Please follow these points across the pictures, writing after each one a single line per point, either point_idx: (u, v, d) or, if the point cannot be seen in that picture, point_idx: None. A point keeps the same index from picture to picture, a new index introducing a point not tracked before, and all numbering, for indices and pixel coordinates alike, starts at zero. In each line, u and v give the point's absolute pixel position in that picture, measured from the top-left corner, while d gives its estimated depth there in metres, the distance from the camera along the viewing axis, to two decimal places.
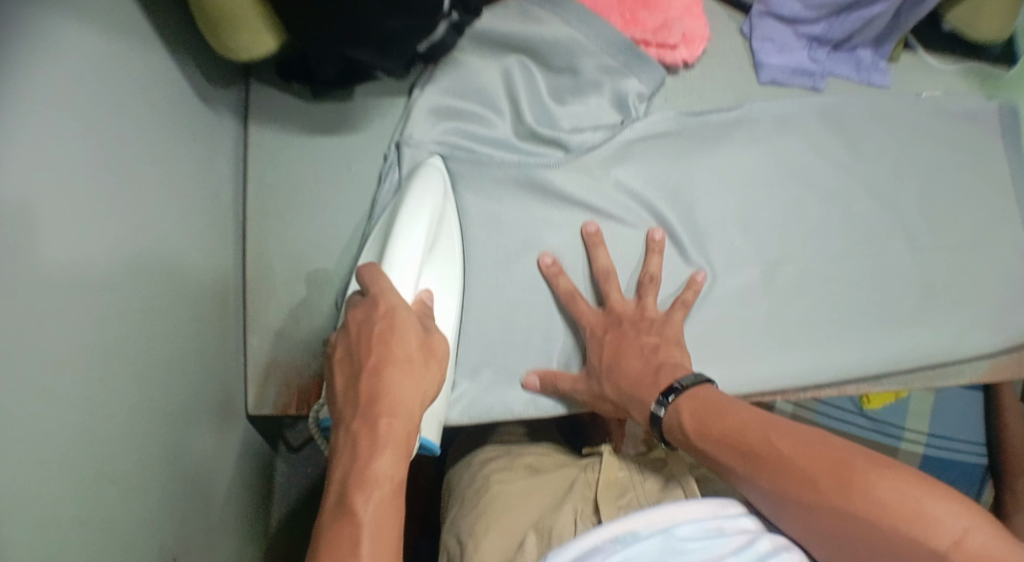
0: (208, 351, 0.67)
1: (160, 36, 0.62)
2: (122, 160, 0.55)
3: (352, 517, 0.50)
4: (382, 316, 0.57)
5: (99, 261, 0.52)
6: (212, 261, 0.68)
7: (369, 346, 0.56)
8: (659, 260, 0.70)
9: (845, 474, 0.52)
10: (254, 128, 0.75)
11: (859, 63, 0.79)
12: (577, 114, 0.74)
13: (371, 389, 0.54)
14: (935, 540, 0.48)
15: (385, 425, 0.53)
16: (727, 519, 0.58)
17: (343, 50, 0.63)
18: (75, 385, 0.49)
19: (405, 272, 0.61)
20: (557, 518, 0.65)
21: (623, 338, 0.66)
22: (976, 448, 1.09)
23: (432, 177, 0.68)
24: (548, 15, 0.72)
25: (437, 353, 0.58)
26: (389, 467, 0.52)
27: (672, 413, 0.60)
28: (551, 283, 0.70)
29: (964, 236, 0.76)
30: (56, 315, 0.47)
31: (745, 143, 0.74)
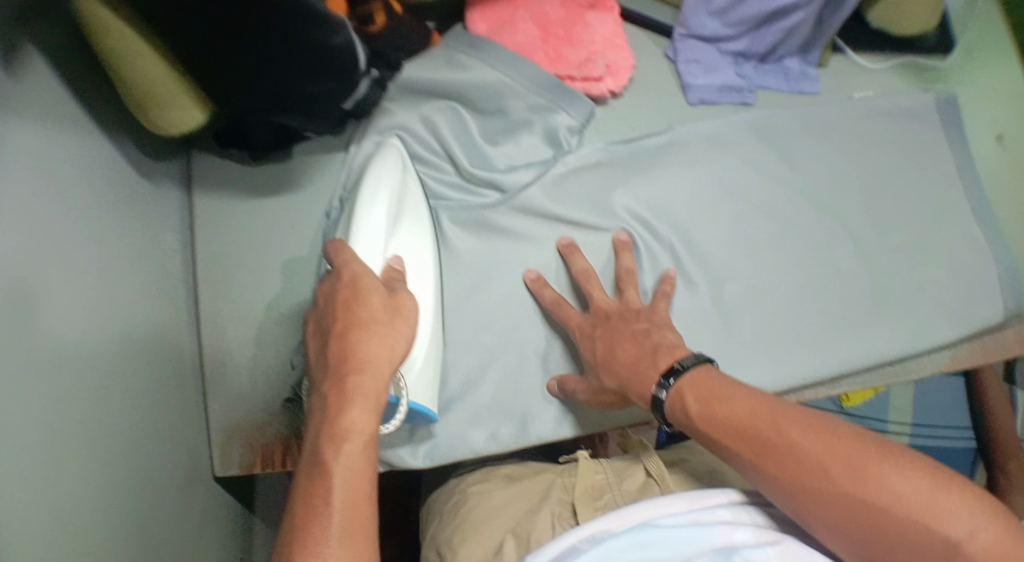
0: (174, 415, 0.69)
1: (107, 114, 0.64)
2: (80, 247, 0.58)
3: (325, 468, 0.53)
4: (347, 285, 0.59)
5: (75, 336, 0.56)
6: (169, 329, 0.70)
7: (336, 314, 0.59)
8: (630, 257, 0.73)
9: (855, 461, 0.52)
10: (199, 196, 0.76)
11: (787, 73, 0.83)
12: (512, 153, 0.78)
13: (339, 352, 0.57)
14: (946, 530, 0.49)
15: (350, 381, 0.55)
16: (704, 512, 0.58)
17: (272, 116, 0.66)
18: (57, 458, 0.52)
19: (369, 244, 0.65)
20: (535, 523, 0.66)
21: (614, 329, 0.67)
22: (961, 435, 1.09)
23: (393, 158, 0.72)
24: (473, 61, 0.77)
25: (403, 312, 0.59)
26: (359, 420, 0.54)
27: (677, 398, 0.60)
28: (537, 296, 0.73)
29: (905, 232, 0.80)
30: (37, 399, 0.50)
31: (679, 165, 0.78)
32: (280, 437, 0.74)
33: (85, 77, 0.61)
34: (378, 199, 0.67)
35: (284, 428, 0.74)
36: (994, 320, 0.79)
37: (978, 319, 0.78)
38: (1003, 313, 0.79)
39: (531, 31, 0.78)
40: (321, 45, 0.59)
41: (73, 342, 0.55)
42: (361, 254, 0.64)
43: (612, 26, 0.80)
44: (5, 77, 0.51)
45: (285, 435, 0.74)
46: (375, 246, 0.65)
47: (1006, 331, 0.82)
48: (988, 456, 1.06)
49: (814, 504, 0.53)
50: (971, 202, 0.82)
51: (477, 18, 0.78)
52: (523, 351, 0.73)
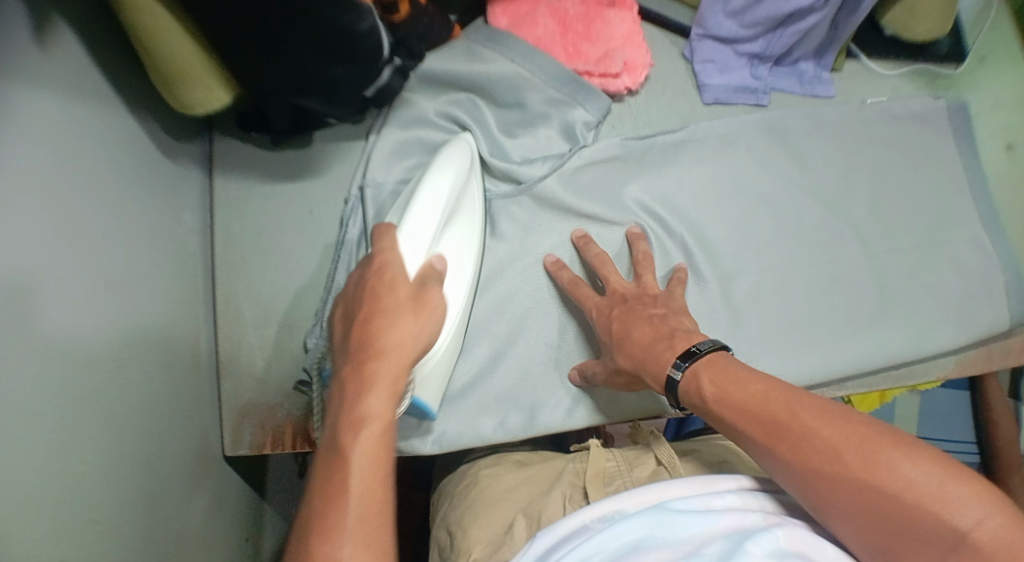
0: (187, 391, 0.70)
1: (131, 94, 0.65)
2: (101, 221, 0.59)
3: (343, 448, 0.53)
4: (373, 272, 0.61)
5: (92, 305, 0.57)
6: (185, 307, 0.71)
7: (362, 299, 0.60)
8: (645, 244, 0.75)
9: (869, 446, 0.52)
10: (219, 178, 0.78)
11: (801, 76, 0.85)
12: (527, 145, 0.80)
13: (363, 335, 0.58)
14: (954, 517, 0.49)
15: (372, 366, 0.56)
16: (714, 496, 0.58)
17: (292, 99, 0.67)
18: (68, 423, 0.53)
19: (418, 235, 0.64)
20: (546, 504, 0.66)
21: (632, 310, 0.69)
22: (965, 445, 1.10)
23: (459, 153, 0.72)
24: (493, 54, 0.78)
25: (430, 304, 0.61)
26: (378, 404, 0.54)
27: (691, 379, 0.61)
28: (555, 277, 0.74)
29: (913, 236, 0.80)
30: (52, 364, 0.52)
31: (691, 162, 0.79)
32: (290, 417, 0.75)
33: (113, 54, 0.62)
34: (443, 178, 0.68)
35: (295, 409, 0.75)
36: (999, 325, 0.79)
37: (983, 324, 0.79)
38: (1008, 319, 0.80)
39: (550, 26, 0.80)
40: (347, 28, 0.61)
41: (90, 312, 0.57)
42: (405, 244, 0.64)
43: (630, 24, 0.81)
44: (37, 50, 0.52)
45: (295, 416, 0.75)
46: (423, 241, 0.65)
47: (1011, 337, 0.82)
48: (991, 467, 1.07)
49: (824, 488, 0.54)
50: (979, 208, 0.83)
51: (497, 11, 0.80)
52: (534, 341, 0.75)
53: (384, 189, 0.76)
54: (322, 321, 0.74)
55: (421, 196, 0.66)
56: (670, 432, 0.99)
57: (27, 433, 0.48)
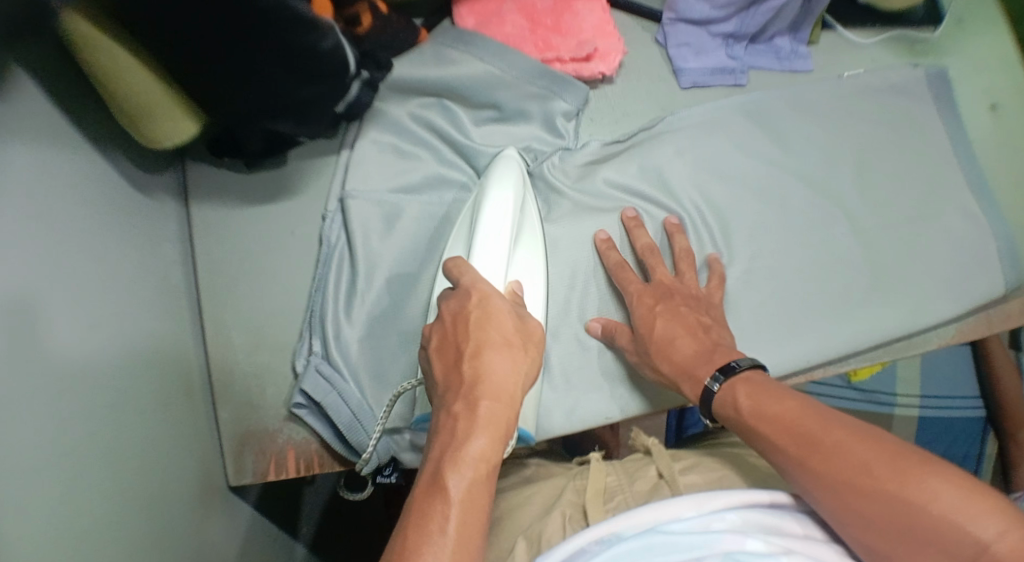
0: (183, 426, 0.68)
1: (94, 129, 0.63)
2: (78, 266, 0.58)
3: (445, 491, 0.50)
4: (474, 303, 0.59)
5: (80, 351, 0.55)
6: (173, 341, 0.70)
7: (467, 332, 0.58)
8: (645, 233, 0.75)
9: (900, 462, 0.53)
10: (197, 206, 0.76)
11: (778, 53, 0.84)
12: (504, 137, 0.78)
13: (472, 371, 0.55)
14: (978, 530, 0.49)
15: (484, 407, 0.54)
16: (714, 517, 0.57)
17: (264, 123, 0.66)
18: (66, 474, 0.51)
19: (492, 264, 0.66)
20: (546, 524, 0.65)
21: (675, 311, 0.70)
22: (971, 406, 1.09)
23: (511, 172, 0.73)
24: (463, 56, 0.76)
25: (533, 339, 0.59)
26: (484, 450, 0.52)
27: (728, 391, 0.63)
28: (603, 257, 0.75)
29: (902, 206, 0.80)
30: (44, 417, 0.50)
31: (671, 152, 0.79)
32: (290, 442, 0.73)
33: (73, 90, 0.60)
34: (506, 188, 0.71)
35: (298, 432, 0.73)
36: (995, 292, 0.79)
37: (980, 291, 0.79)
38: (1004, 285, 0.79)
39: (519, 22, 0.78)
40: (312, 50, 0.59)
41: (79, 358, 0.55)
42: (486, 273, 0.65)
43: (600, 13, 0.79)
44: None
45: (296, 442, 0.73)
46: (498, 270, 0.66)
47: (1010, 301, 0.82)
48: (998, 425, 1.07)
49: (852, 500, 0.53)
50: (965, 174, 0.82)
51: (464, 12, 0.78)
52: None
53: (366, 199, 0.74)
54: (310, 336, 0.73)
55: (490, 203, 0.69)
56: (674, 418, 1.05)
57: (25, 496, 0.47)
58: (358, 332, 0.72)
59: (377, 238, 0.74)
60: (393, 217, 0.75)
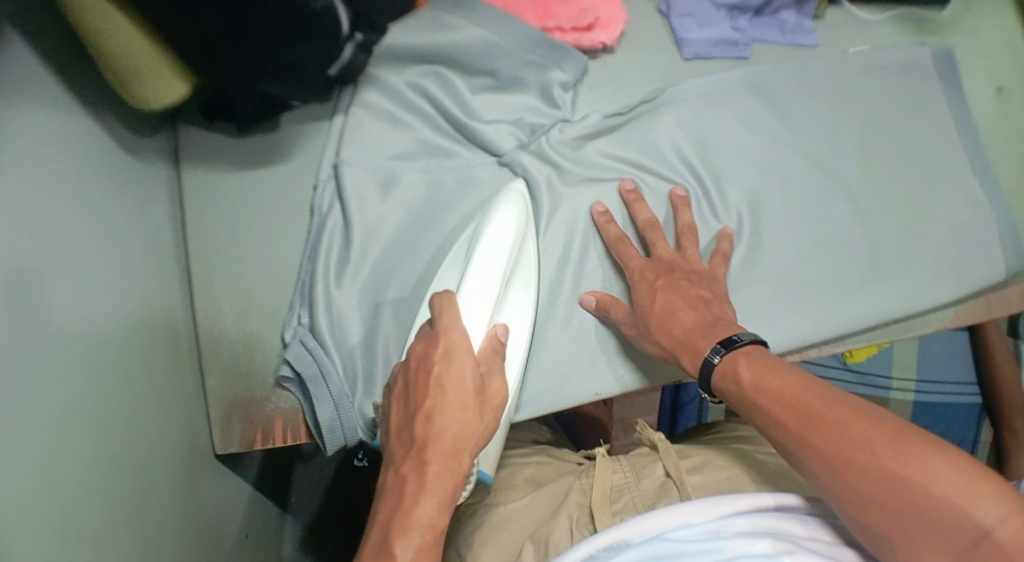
0: (169, 392, 0.67)
1: (81, 84, 0.61)
2: (66, 227, 0.57)
3: (390, 555, 0.53)
4: (438, 357, 0.59)
5: (67, 307, 0.54)
6: (159, 305, 0.68)
7: (422, 391, 0.59)
8: (645, 207, 0.74)
9: (901, 442, 0.53)
10: (187, 170, 0.74)
11: (783, 26, 0.83)
12: (499, 105, 0.77)
13: (425, 435, 0.57)
14: (977, 513, 0.50)
15: (432, 471, 0.56)
16: (723, 522, 0.58)
17: (255, 84, 0.65)
18: (50, 431, 0.50)
19: (475, 308, 0.65)
20: (553, 528, 0.67)
21: (676, 285, 0.69)
22: (967, 392, 1.09)
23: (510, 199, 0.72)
24: (460, 22, 0.75)
25: (491, 401, 0.59)
26: (429, 515, 0.55)
27: (729, 363, 0.62)
28: (601, 231, 0.74)
29: (905, 186, 0.79)
30: (27, 382, 0.49)
31: (672, 123, 0.78)
32: (280, 409, 0.72)
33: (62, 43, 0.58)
34: (505, 215, 0.70)
35: (286, 401, 0.72)
36: (996, 276, 0.78)
37: (979, 275, 0.78)
38: (1005, 270, 0.78)
39: None
40: (303, 7, 0.58)
41: (64, 324, 0.54)
42: (465, 313, 0.64)
43: None
44: None
45: (284, 410, 0.72)
46: (479, 310, 0.65)
47: (1011, 287, 0.81)
48: (994, 413, 1.06)
49: (852, 479, 0.54)
50: (970, 156, 0.81)
51: None
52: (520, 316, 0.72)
53: (360, 166, 0.73)
54: (306, 296, 0.72)
55: (490, 228, 0.68)
56: (668, 396, 1.05)
57: (9, 462, 0.46)
58: (349, 297, 0.71)
59: (372, 198, 0.73)
60: (390, 182, 0.74)
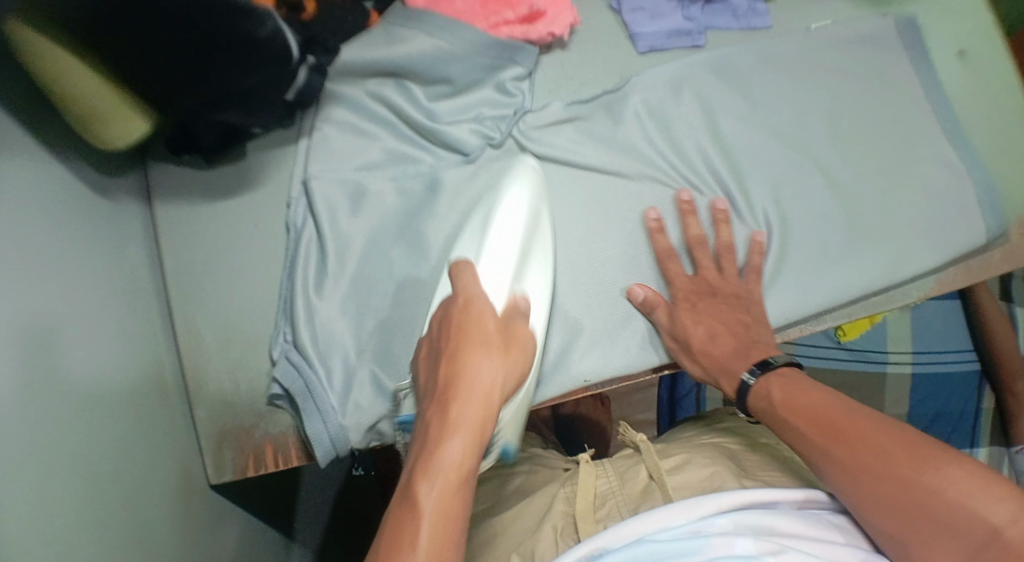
0: (158, 427, 0.68)
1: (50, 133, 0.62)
2: (42, 274, 0.57)
3: (418, 497, 0.52)
4: (460, 309, 0.62)
5: (47, 352, 0.55)
6: (142, 342, 0.69)
7: (449, 340, 0.60)
8: (695, 221, 0.75)
9: (917, 452, 0.58)
10: (160, 207, 0.75)
11: (736, 11, 0.83)
12: (459, 106, 0.77)
13: (450, 375, 0.57)
14: (989, 515, 0.54)
15: (458, 409, 0.55)
16: (704, 523, 0.59)
17: (213, 116, 0.65)
18: (41, 477, 0.51)
19: (492, 278, 0.67)
20: (538, 542, 0.66)
21: (716, 309, 0.73)
22: (965, 359, 1.08)
23: (523, 175, 0.73)
24: (412, 33, 0.75)
25: (516, 344, 0.62)
26: (457, 452, 0.54)
27: (762, 384, 0.68)
28: (650, 236, 0.74)
29: (874, 159, 0.79)
30: (12, 428, 0.49)
31: (634, 114, 0.78)
32: (268, 437, 0.73)
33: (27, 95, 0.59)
34: (516, 192, 0.72)
35: (273, 427, 0.73)
36: (976, 240, 0.77)
37: (960, 240, 0.77)
38: (984, 234, 0.78)
39: None
40: (245, 35, 0.59)
41: (43, 366, 0.54)
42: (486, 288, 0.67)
43: None
44: None
45: (272, 436, 0.73)
46: (502, 283, 0.67)
47: (994, 250, 0.80)
48: (993, 377, 1.06)
49: (873, 487, 0.59)
50: (940, 122, 0.80)
51: None
52: None
53: (328, 181, 0.74)
54: (288, 314, 0.72)
55: (503, 201, 0.71)
56: (666, 390, 1.05)
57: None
58: (329, 316, 0.71)
59: (343, 215, 0.74)
60: (358, 196, 0.74)
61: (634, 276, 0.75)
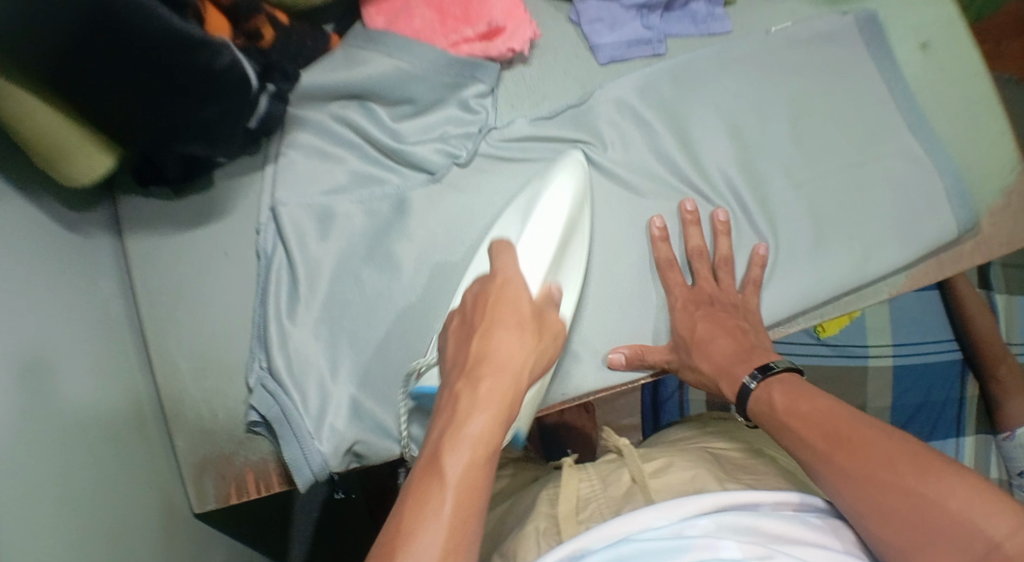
0: (139, 461, 0.68)
1: (22, 180, 0.61)
2: (19, 319, 0.57)
3: (445, 467, 0.52)
4: (494, 288, 0.65)
5: (30, 398, 0.55)
6: (118, 376, 0.69)
7: (483, 316, 0.62)
8: (696, 231, 0.76)
9: (919, 460, 0.57)
10: (130, 239, 0.75)
11: (694, 17, 0.83)
12: (423, 126, 0.77)
13: (480, 352, 0.59)
14: (990, 527, 0.53)
15: (487, 382, 0.57)
16: (686, 526, 0.57)
17: (176, 147, 0.65)
18: (31, 524, 0.51)
19: (534, 267, 0.69)
20: (520, 543, 0.66)
21: (715, 316, 0.73)
22: (946, 348, 1.09)
23: (572, 168, 0.75)
24: (373, 55, 0.75)
25: (547, 329, 0.64)
26: (485, 426, 0.54)
27: (764, 389, 0.67)
28: (652, 247, 0.76)
29: (840, 159, 0.79)
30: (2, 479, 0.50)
31: (597, 125, 0.79)
32: (249, 462, 0.73)
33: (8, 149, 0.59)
34: (562, 183, 0.73)
35: (253, 452, 0.73)
36: (945, 235, 0.78)
37: (929, 235, 0.78)
38: (955, 226, 0.79)
39: (428, 16, 0.76)
40: (204, 67, 0.59)
41: (27, 411, 0.54)
42: (526, 268, 0.68)
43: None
44: None
45: (253, 462, 0.73)
46: (538, 270, 0.68)
47: (963, 242, 0.81)
48: (976, 365, 1.06)
49: (873, 495, 0.58)
50: (905, 118, 0.81)
51: (372, 11, 0.77)
52: None
53: (297, 207, 0.74)
54: (263, 341, 0.72)
55: (549, 191, 0.72)
56: (649, 394, 1.06)
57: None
58: (304, 341, 0.72)
59: (313, 240, 0.74)
60: (327, 220, 0.75)
61: (602, 286, 0.76)
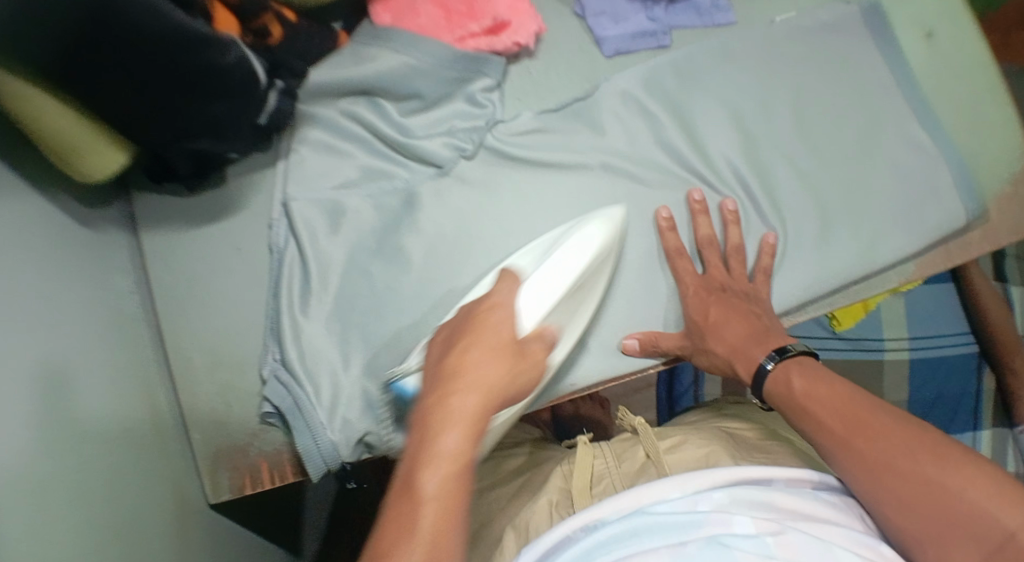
0: (153, 453, 0.69)
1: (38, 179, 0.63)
2: (38, 311, 0.59)
3: (419, 489, 0.50)
4: (481, 309, 0.62)
5: (49, 389, 0.57)
6: (131, 370, 0.70)
7: (462, 333, 0.59)
8: (705, 220, 0.76)
9: (940, 449, 0.57)
10: (145, 236, 0.77)
11: (698, 9, 0.84)
12: (430, 122, 0.78)
13: (453, 368, 0.56)
14: (1007, 518, 0.53)
15: (458, 398, 0.54)
16: (699, 499, 0.57)
17: (185, 144, 0.66)
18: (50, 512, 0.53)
19: (538, 306, 0.66)
20: (533, 515, 0.67)
21: (729, 303, 0.74)
22: (962, 340, 1.08)
23: (600, 227, 0.73)
24: (381, 52, 0.76)
25: (528, 356, 0.60)
26: (454, 444, 0.52)
27: (783, 369, 0.68)
28: (660, 235, 0.76)
29: (846, 148, 0.79)
30: (23, 468, 0.51)
31: (603, 118, 0.79)
32: (261, 453, 0.74)
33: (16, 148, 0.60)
34: (591, 230, 0.72)
35: (266, 443, 0.74)
36: (953, 222, 0.78)
37: (938, 223, 0.78)
38: (963, 213, 0.79)
39: (434, 13, 0.78)
40: (212, 62, 0.60)
41: (46, 403, 0.56)
42: (526, 303, 0.66)
43: None
44: None
45: (266, 453, 0.74)
46: (539, 310, 0.66)
47: (973, 230, 0.81)
48: (993, 357, 1.05)
49: (890, 479, 0.58)
50: (910, 107, 0.81)
51: (380, 10, 0.78)
52: None
53: (308, 202, 0.75)
54: (275, 334, 0.73)
55: (575, 236, 0.71)
56: (664, 388, 1.07)
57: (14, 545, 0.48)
58: (315, 334, 0.73)
59: (323, 234, 0.75)
60: (338, 215, 0.76)
61: (611, 277, 0.76)
